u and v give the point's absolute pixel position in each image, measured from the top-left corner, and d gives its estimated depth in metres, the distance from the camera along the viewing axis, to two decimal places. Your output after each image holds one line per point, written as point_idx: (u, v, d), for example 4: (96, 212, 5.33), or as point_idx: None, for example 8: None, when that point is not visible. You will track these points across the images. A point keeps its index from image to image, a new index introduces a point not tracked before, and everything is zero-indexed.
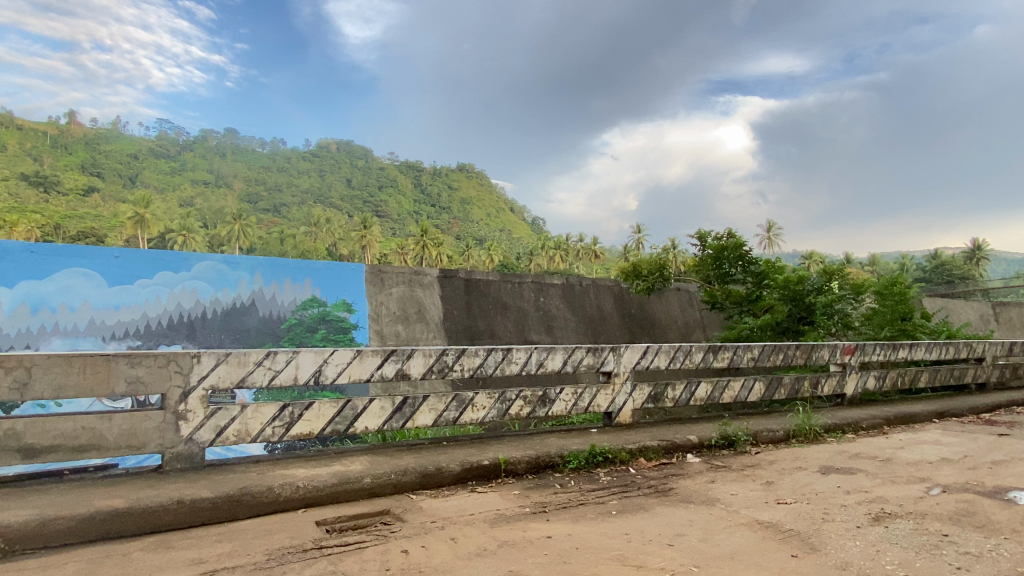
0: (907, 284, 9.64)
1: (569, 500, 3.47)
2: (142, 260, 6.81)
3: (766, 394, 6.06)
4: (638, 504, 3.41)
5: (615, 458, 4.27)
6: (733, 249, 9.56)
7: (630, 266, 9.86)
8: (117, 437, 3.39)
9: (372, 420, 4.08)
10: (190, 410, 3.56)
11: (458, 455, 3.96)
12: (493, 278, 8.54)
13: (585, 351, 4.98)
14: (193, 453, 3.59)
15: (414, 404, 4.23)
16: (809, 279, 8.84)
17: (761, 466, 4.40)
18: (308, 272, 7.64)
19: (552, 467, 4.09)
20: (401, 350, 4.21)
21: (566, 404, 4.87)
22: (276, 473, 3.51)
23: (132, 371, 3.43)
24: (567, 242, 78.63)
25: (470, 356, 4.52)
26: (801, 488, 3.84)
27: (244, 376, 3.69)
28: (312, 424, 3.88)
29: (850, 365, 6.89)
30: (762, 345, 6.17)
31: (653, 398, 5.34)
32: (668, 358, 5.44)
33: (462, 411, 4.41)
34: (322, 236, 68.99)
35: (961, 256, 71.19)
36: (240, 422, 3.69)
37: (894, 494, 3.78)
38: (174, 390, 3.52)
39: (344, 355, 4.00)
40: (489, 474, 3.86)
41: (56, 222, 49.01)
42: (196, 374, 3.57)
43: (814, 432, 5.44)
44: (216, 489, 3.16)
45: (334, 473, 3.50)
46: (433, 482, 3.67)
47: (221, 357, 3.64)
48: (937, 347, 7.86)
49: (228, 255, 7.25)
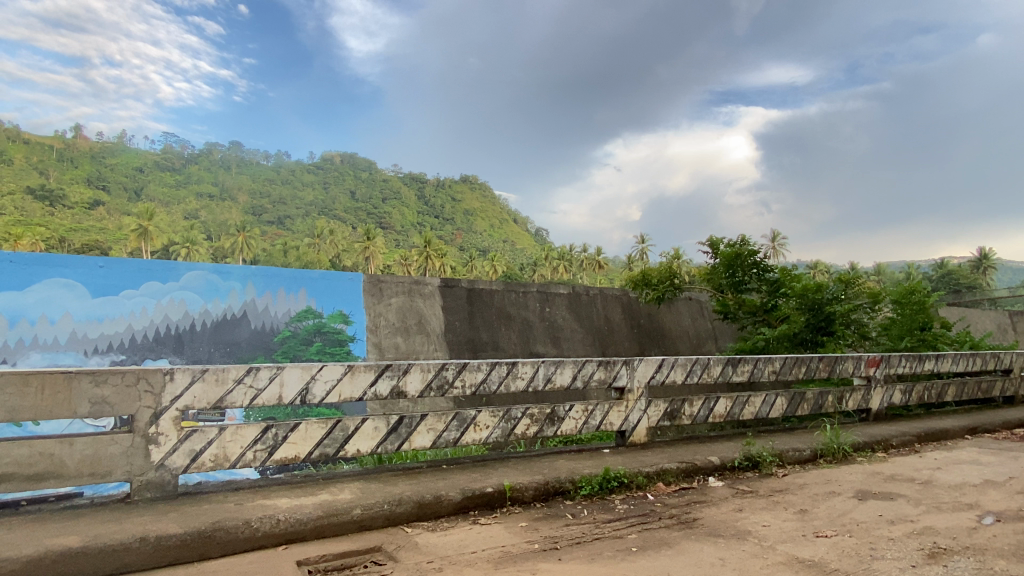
0: (926, 292, 9.22)
1: (582, 533, 3.11)
2: (127, 269, 6.48)
3: (788, 410, 5.69)
4: (661, 539, 3.03)
5: (631, 483, 3.89)
6: (747, 257, 9.20)
7: (638, 275, 9.49)
8: (78, 464, 3.04)
9: (364, 442, 3.71)
10: (161, 433, 3.22)
11: (459, 481, 3.60)
12: (497, 288, 8.20)
13: (596, 364, 4.62)
14: (165, 481, 3.24)
15: (411, 424, 3.86)
16: (827, 287, 8.49)
17: (791, 491, 4.02)
18: (303, 281, 7.32)
19: (562, 494, 3.71)
20: (397, 365, 3.86)
21: (576, 422, 4.51)
22: (256, 504, 3.15)
23: (96, 391, 3.08)
24: (571, 252, 78.23)
25: (472, 371, 4.15)
26: (839, 518, 3.46)
27: (222, 395, 3.34)
28: (299, 447, 3.52)
29: (875, 378, 6.51)
30: (784, 358, 5.79)
31: (670, 415, 4.97)
32: (686, 371, 5.06)
33: (464, 430, 4.05)
34: (327, 247, 68.92)
35: (969, 264, 70.52)
36: (217, 446, 3.34)
37: (945, 524, 3.39)
38: (144, 411, 3.18)
39: (334, 370, 3.65)
40: (493, 503, 3.49)
41: (60, 235, 48.91)
42: (168, 394, 3.23)
43: (843, 450, 5.05)
44: (187, 524, 2.81)
45: (320, 504, 3.14)
46: (431, 513, 3.30)
47: (197, 374, 3.30)
48: (964, 358, 7.47)
49: (220, 264, 6.92)
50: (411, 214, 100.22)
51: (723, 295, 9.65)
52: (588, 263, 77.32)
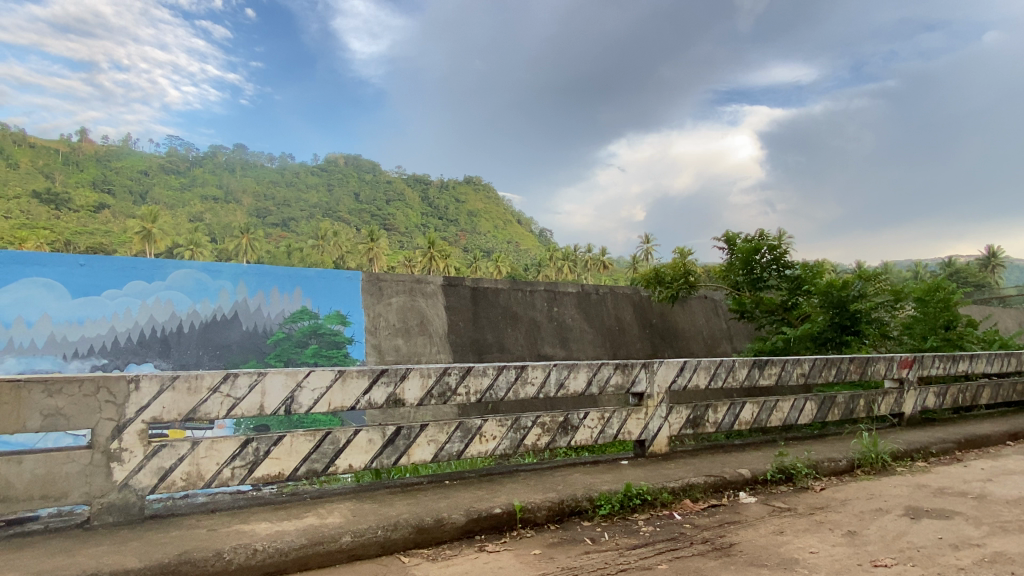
0: (952, 290, 8.75)
1: (605, 564, 2.71)
2: (110, 269, 6.42)
3: (818, 415, 5.27)
4: (696, 570, 2.63)
5: (655, 500, 3.49)
6: (764, 252, 8.75)
7: (651, 272, 9.04)
8: (28, 485, 2.66)
9: (357, 456, 3.32)
10: (125, 450, 2.83)
11: (462, 501, 3.20)
12: (502, 286, 7.80)
13: (612, 367, 4.22)
14: (129, 503, 2.85)
15: (410, 435, 3.47)
16: (853, 284, 8.01)
17: (833, 508, 3.60)
18: (298, 281, 7.18)
19: (579, 514, 3.30)
20: (393, 371, 3.46)
21: (591, 431, 4.10)
22: (232, 529, 2.76)
23: (49, 402, 2.70)
24: (576, 254, 77.85)
25: (478, 376, 3.75)
26: (895, 542, 3.05)
27: (194, 406, 2.96)
28: (283, 463, 3.14)
29: (907, 380, 6.08)
30: (813, 360, 5.36)
31: (693, 422, 4.55)
32: (709, 375, 4.65)
33: (468, 442, 3.65)
34: (331, 249, 68.59)
35: (979, 262, 69.76)
36: (189, 463, 2.95)
37: (1017, 549, 2.97)
38: (105, 424, 2.80)
39: (322, 377, 3.26)
40: (502, 526, 3.09)
41: (65, 239, 48.79)
42: (134, 405, 2.85)
43: (881, 460, 4.62)
44: (149, 556, 2.43)
45: (304, 530, 2.74)
46: (431, 538, 2.90)
47: (167, 382, 2.92)
48: (998, 358, 7.03)
49: (209, 263, 6.86)
50: (415, 214, 100.02)
51: (740, 293, 9.23)
52: (592, 263, 76.93)
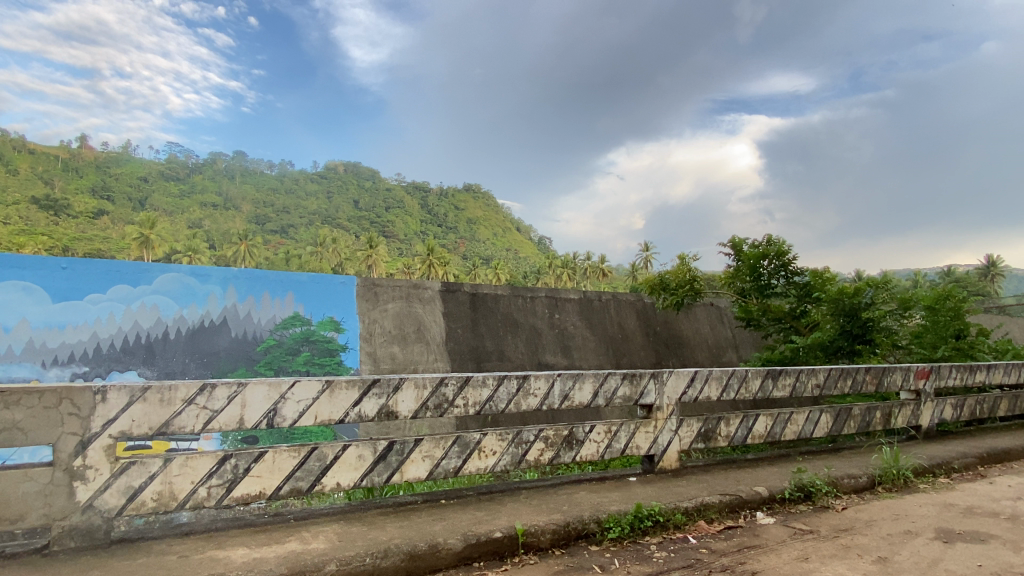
0: (962, 297, 8.50)
1: None
2: (90, 277, 7.75)
3: (833, 429, 5.01)
4: None
5: (668, 522, 3.23)
6: (771, 258, 8.49)
7: (656, 279, 8.75)
8: None
9: (346, 474, 3.07)
10: (90, 467, 2.58)
11: (460, 523, 2.94)
12: (503, 292, 7.56)
13: (620, 378, 3.98)
14: (94, 526, 2.59)
15: (403, 451, 3.22)
16: (865, 291, 7.75)
17: (858, 530, 3.35)
18: (286, 287, 8.08)
19: (586, 538, 3.05)
20: (386, 381, 3.21)
21: (597, 446, 3.85)
22: (205, 557, 2.51)
23: (6, 414, 2.45)
24: (575, 261, 77.62)
25: (477, 387, 3.50)
26: (932, 570, 2.79)
27: (168, 420, 2.72)
28: (264, 482, 2.88)
29: (924, 392, 5.83)
30: (828, 370, 5.12)
31: (704, 436, 4.29)
32: (721, 386, 4.39)
33: (466, 458, 3.40)
34: (329, 256, 67.68)
35: (980, 271, 69.55)
36: (162, 482, 2.70)
37: None
38: (68, 439, 2.55)
39: (309, 388, 3.01)
40: (503, 551, 2.84)
41: (62, 244, 48.46)
42: (100, 418, 2.60)
43: (903, 477, 4.37)
44: None
45: (285, 558, 2.48)
46: (425, 566, 2.64)
47: (137, 394, 2.68)
48: (1016, 368, 6.78)
49: (193, 272, 8.06)
50: (414, 222, 99.86)
51: (746, 300, 8.98)
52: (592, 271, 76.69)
